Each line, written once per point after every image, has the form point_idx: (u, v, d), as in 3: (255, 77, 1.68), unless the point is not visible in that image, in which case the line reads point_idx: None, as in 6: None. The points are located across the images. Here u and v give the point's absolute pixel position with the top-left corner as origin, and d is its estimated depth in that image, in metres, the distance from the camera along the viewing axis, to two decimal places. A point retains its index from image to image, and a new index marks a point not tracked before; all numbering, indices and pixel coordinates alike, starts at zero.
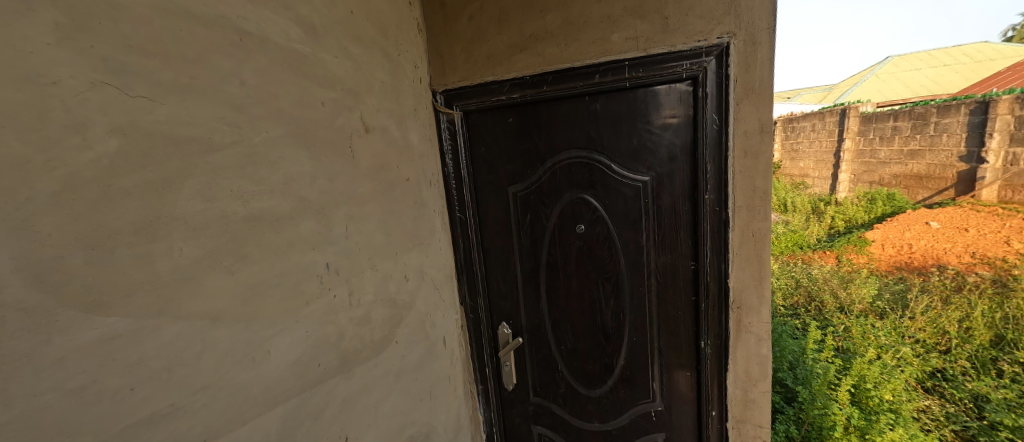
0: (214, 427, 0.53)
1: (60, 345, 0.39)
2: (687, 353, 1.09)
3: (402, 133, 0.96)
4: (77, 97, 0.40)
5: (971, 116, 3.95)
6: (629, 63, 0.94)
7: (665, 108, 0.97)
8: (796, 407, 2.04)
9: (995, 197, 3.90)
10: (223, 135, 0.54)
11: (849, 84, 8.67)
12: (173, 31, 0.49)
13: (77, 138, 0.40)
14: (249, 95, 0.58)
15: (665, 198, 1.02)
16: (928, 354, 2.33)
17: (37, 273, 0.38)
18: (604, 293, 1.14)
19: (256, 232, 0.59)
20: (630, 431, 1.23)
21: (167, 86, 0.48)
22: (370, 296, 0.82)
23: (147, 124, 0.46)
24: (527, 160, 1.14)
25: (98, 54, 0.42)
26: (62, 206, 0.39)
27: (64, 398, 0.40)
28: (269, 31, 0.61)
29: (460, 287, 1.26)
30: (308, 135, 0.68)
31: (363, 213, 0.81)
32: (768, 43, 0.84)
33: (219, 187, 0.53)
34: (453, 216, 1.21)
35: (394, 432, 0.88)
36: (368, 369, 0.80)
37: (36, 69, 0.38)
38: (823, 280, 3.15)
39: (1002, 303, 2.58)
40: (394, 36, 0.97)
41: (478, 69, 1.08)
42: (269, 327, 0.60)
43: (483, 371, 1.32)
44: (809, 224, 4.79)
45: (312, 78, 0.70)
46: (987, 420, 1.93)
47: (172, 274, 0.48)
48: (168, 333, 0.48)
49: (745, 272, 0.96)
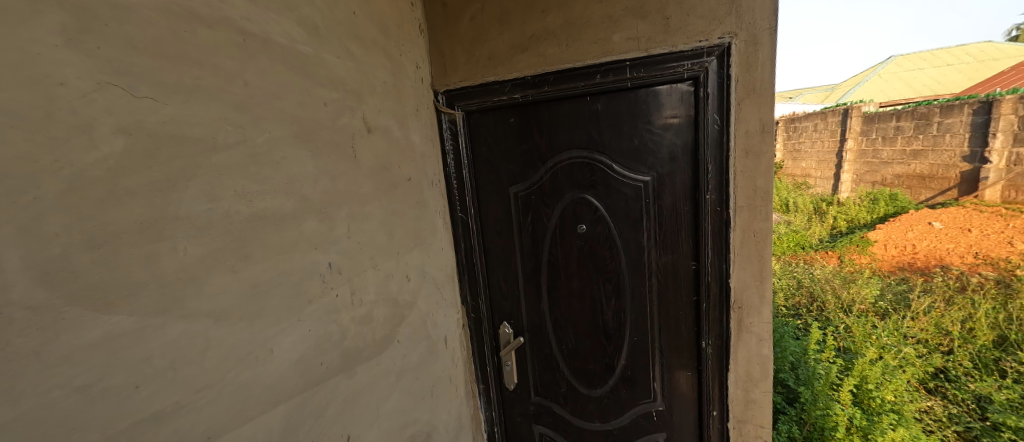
0: (218, 425, 0.53)
1: (67, 343, 0.39)
2: (688, 353, 1.09)
3: (403, 133, 0.97)
4: (83, 98, 0.41)
5: (974, 116, 3.94)
6: (631, 63, 0.95)
7: (666, 108, 0.97)
8: (798, 407, 2.03)
9: (999, 197, 3.88)
10: (227, 135, 0.54)
11: (851, 84, 8.64)
12: (177, 32, 0.49)
13: (83, 138, 0.41)
14: (252, 96, 0.58)
15: (667, 198, 1.02)
16: (931, 355, 2.32)
17: (45, 271, 0.38)
18: (605, 292, 1.14)
19: (259, 232, 0.59)
20: (631, 431, 1.23)
21: (172, 87, 0.48)
22: (372, 295, 0.82)
23: (152, 124, 0.46)
24: (528, 160, 1.14)
25: (104, 55, 0.43)
26: (69, 206, 0.40)
27: (70, 395, 0.40)
28: (271, 32, 0.62)
29: (462, 287, 1.27)
30: (310, 136, 0.68)
31: (365, 212, 0.81)
32: (770, 44, 0.84)
33: (222, 187, 0.54)
34: (455, 216, 1.22)
35: (396, 431, 0.88)
36: (369, 368, 0.81)
37: (43, 70, 0.39)
38: (825, 281, 3.15)
39: (1006, 304, 2.57)
40: (396, 36, 0.97)
41: (479, 69, 1.08)
42: (271, 326, 0.60)
43: (484, 371, 1.32)
44: (811, 224, 4.77)
45: (314, 79, 0.70)
46: (990, 421, 1.92)
47: (177, 273, 0.49)
48: (172, 331, 0.48)
49: (746, 272, 0.96)
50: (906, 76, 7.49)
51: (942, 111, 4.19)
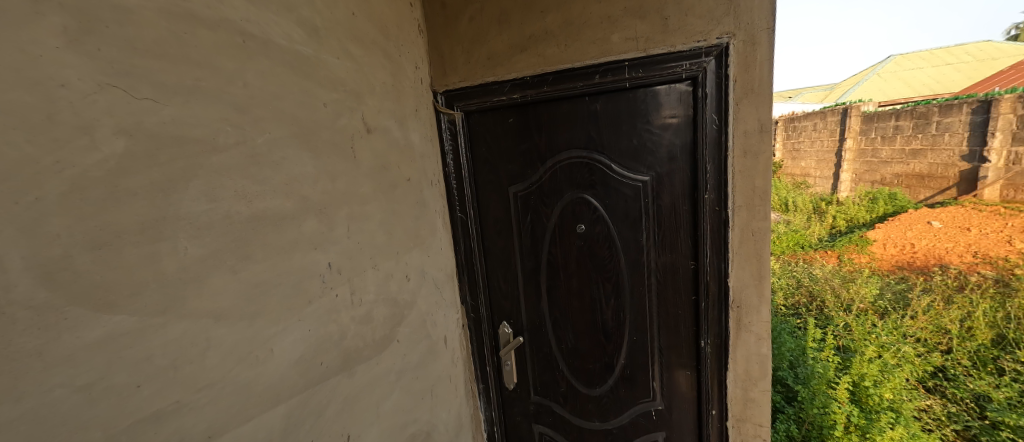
0: (219, 424, 0.53)
1: (69, 342, 0.40)
2: (687, 352, 1.10)
3: (403, 134, 0.97)
4: (85, 99, 0.41)
5: (973, 116, 3.93)
6: (629, 63, 0.95)
7: (665, 108, 0.97)
8: (796, 406, 2.04)
9: (998, 196, 3.87)
10: (227, 136, 0.55)
11: (851, 84, 8.65)
12: (177, 34, 0.49)
13: (85, 139, 0.41)
14: (252, 97, 0.59)
15: (666, 198, 1.02)
16: (930, 353, 2.32)
17: (47, 271, 0.38)
18: (604, 292, 1.15)
19: (259, 232, 0.59)
20: (631, 430, 1.23)
21: (172, 88, 0.49)
22: (371, 295, 0.83)
23: (153, 125, 0.46)
24: (527, 160, 1.14)
25: (105, 56, 0.43)
26: (71, 206, 0.40)
27: (73, 394, 0.40)
28: (271, 33, 0.62)
29: (461, 286, 1.27)
30: (310, 136, 0.69)
31: (364, 212, 0.81)
32: (768, 44, 0.84)
33: (222, 187, 0.54)
34: (454, 216, 1.22)
35: (396, 430, 0.88)
36: (369, 367, 0.81)
37: (45, 72, 0.39)
38: (825, 280, 3.15)
39: (1005, 302, 2.57)
40: (396, 36, 0.97)
41: (479, 69, 1.08)
42: (271, 325, 0.61)
43: (483, 370, 1.32)
44: (810, 223, 4.78)
45: (313, 79, 0.70)
46: (988, 419, 1.92)
47: (178, 273, 0.49)
48: (173, 330, 0.48)
49: (745, 271, 0.96)
50: (906, 76, 7.49)
51: (941, 110, 4.18)
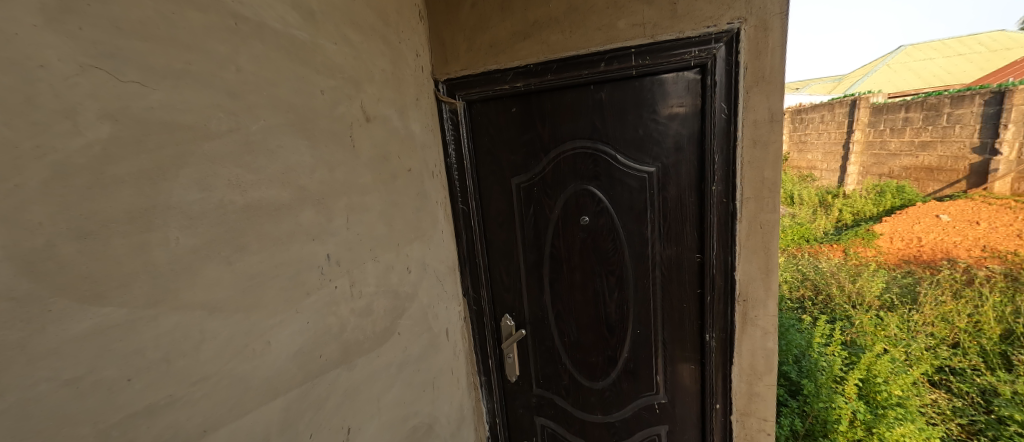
0: (214, 418, 0.52)
1: (55, 335, 0.38)
2: (692, 346, 1.08)
3: (403, 123, 0.95)
4: (66, 81, 0.39)
5: (985, 107, 3.82)
6: (636, 50, 0.92)
7: (671, 97, 0.94)
8: (800, 400, 2.02)
9: (1007, 190, 3.77)
10: (219, 123, 0.53)
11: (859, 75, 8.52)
12: (164, 15, 0.47)
13: (67, 123, 0.39)
14: (247, 82, 0.57)
15: (672, 190, 1.00)
16: (937, 348, 2.30)
17: (28, 262, 0.37)
18: (608, 284, 1.13)
19: (254, 222, 0.58)
20: (633, 424, 1.23)
21: (160, 72, 0.47)
22: (372, 288, 0.81)
23: (139, 110, 0.44)
24: (530, 150, 1.12)
25: (88, 37, 0.41)
26: (53, 194, 0.38)
27: (59, 388, 0.39)
28: (265, 17, 0.60)
29: (462, 279, 1.25)
30: (307, 125, 0.67)
31: (364, 204, 0.80)
32: (781, 29, 0.81)
33: (216, 176, 0.52)
34: (456, 208, 1.21)
35: (397, 422, 0.88)
36: (368, 360, 0.80)
37: (22, 51, 0.37)
38: (832, 272, 3.12)
39: (1014, 296, 2.54)
40: (395, 22, 0.95)
41: (480, 57, 1.05)
42: (269, 317, 0.60)
43: (485, 363, 1.32)
44: (817, 217, 4.73)
45: (311, 66, 0.68)
46: (995, 414, 1.92)
47: (170, 264, 0.47)
48: (166, 323, 0.47)
49: (751, 264, 0.94)
50: (916, 68, 7.36)
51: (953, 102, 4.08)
